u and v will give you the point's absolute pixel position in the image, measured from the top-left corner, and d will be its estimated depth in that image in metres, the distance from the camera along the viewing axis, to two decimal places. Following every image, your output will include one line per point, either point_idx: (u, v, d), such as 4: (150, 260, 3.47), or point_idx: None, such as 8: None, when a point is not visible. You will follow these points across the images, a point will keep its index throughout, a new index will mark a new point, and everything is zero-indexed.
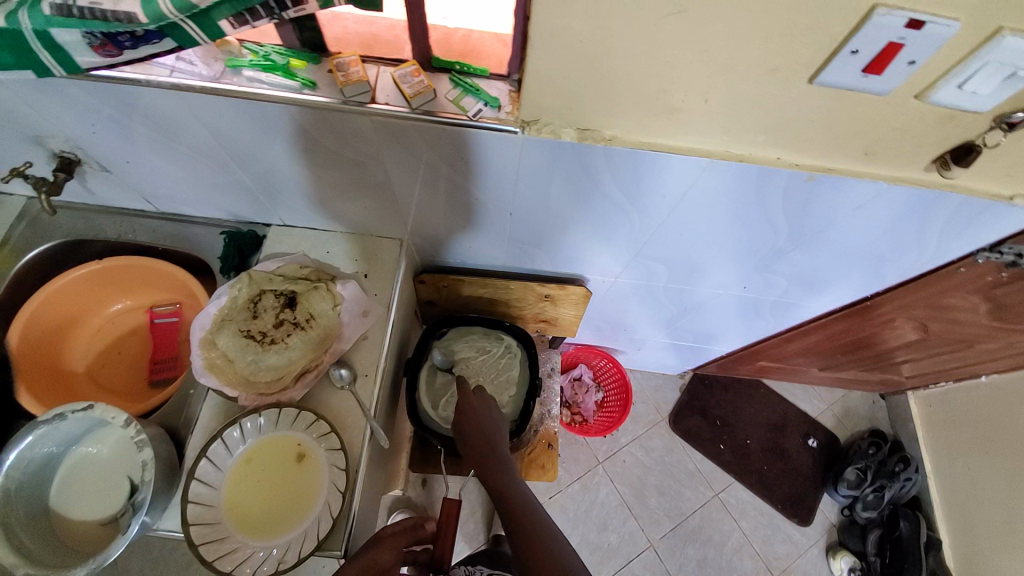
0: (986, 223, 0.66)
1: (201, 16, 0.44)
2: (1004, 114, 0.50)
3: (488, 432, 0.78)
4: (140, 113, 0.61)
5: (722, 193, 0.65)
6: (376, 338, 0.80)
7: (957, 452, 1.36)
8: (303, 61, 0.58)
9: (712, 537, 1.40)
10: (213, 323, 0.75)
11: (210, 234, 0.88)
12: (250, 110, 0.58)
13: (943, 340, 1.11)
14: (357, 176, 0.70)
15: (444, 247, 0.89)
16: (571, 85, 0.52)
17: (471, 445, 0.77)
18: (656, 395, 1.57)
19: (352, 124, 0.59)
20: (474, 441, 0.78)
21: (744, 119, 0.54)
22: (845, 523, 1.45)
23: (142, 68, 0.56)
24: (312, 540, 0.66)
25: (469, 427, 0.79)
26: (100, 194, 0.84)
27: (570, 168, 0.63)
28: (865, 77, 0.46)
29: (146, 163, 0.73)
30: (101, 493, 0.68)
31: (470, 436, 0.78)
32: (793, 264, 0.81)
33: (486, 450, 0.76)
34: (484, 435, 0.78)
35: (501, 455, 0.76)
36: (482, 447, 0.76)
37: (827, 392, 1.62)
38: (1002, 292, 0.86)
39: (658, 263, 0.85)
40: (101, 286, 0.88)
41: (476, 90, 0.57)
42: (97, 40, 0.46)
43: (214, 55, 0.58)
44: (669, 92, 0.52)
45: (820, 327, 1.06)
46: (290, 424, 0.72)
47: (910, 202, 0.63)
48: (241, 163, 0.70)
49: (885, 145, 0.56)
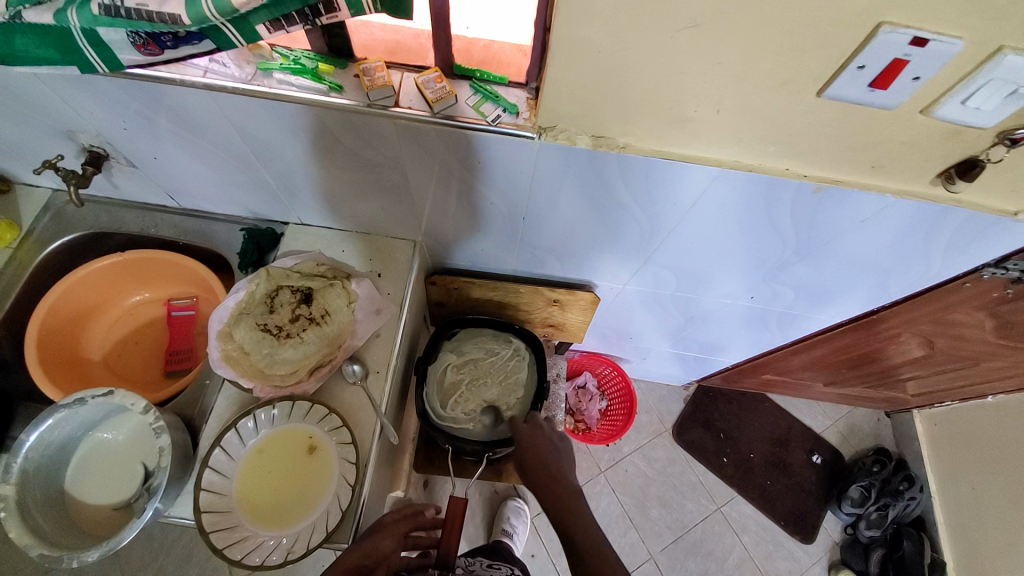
0: (991, 238, 0.67)
1: (241, 20, 0.46)
2: (1007, 131, 0.51)
3: (546, 461, 0.78)
4: (171, 111, 0.64)
5: (732, 202, 0.66)
6: (388, 336, 0.81)
7: (962, 472, 1.34)
8: (331, 66, 0.60)
9: (713, 551, 1.39)
10: (231, 316, 0.77)
11: (228, 230, 0.90)
12: (278, 110, 0.60)
13: (950, 358, 1.11)
14: (377, 177, 0.72)
15: (457, 249, 0.91)
16: (588, 94, 0.54)
17: (532, 475, 0.77)
18: (659, 405, 1.58)
19: (376, 127, 0.61)
20: (533, 469, 0.78)
21: (755, 130, 0.56)
22: (848, 541, 1.43)
23: (177, 67, 0.59)
24: (321, 531, 0.67)
25: (528, 457, 0.80)
26: (124, 188, 0.86)
27: (584, 175, 0.65)
28: (872, 91, 0.48)
29: (172, 159, 0.75)
30: (116, 478, 0.70)
31: (529, 464, 0.79)
32: (800, 276, 0.82)
33: (550, 479, 0.76)
34: (543, 463, 0.78)
35: (554, 488, 0.75)
36: (544, 477, 0.77)
37: (832, 408, 1.61)
38: (1008, 308, 0.87)
39: (667, 270, 0.87)
40: (121, 278, 0.91)
41: (495, 97, 0.59)
42: (141, 39, 0.49)
43: (246, 57, 0.60)
44: (682, 102, 0.54)
45: (825, 340, 1.07)
46: (302, 417, 0.74)
47: (916, 215, 0.64)
48: (264, 162, 0.73)
49: (890, 159, 0.58)
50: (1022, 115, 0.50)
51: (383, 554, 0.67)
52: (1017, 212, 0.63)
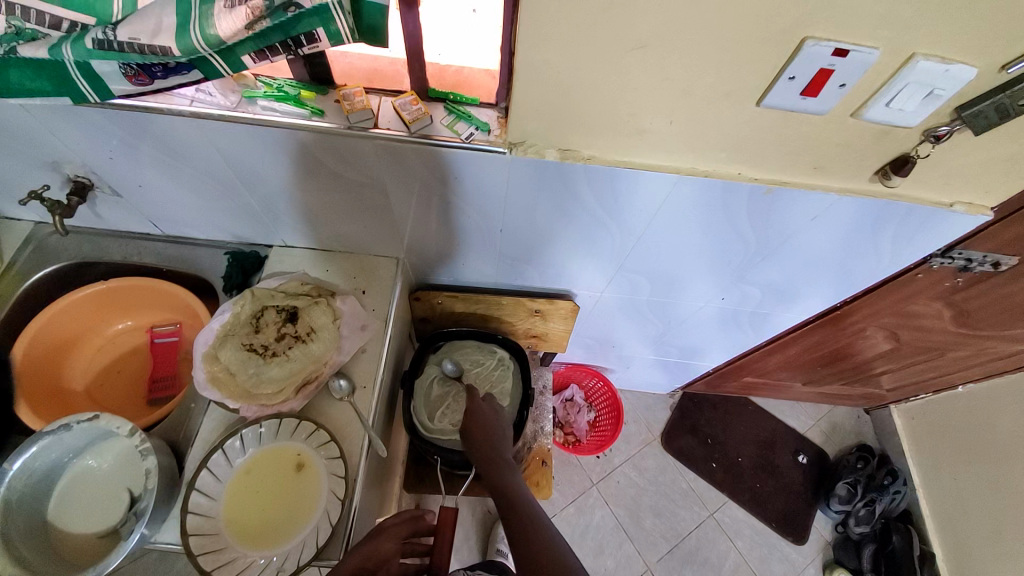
0: (933, 229, 0.73)
1: (227, 52, 0.50)
2: (931, 128, 0.57)
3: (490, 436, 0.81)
4: (157, 139, 0.67)
5: (694, 206, 0.71)
6: (373, 351, 0.83)
7: (942, 461, 1.38)
8: (312, 92, 0.64)
9: (709, 558, 1.40)
10: (216, 338, 0.78)
11: (212, 256, 0.92)
12: (262, 135, 0.64)
13: (915, 349, 1.16)
14: (358, 197, 0.75)
15: (438, 265, 0.94)
16: (553, 110, 0.59)
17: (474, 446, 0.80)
18: (647, 414, 1.60)
19: (357, 148, 0.65)
20: (477, 441, 0.80)
21: (707, 138, 0.61)
22: (840, 540, 1.45)
23: (164, 98, 0.62)
24: (311, 547, 0.67)
25: (474, 429, 0.82)
26: (108, 218, 0.88)
27: (555, 186, 0.69)
28: (805, 98, 0.54)
29: (157, 186, 0.77)
30: (100, 505, 0.69)
31: (474, 437, 0.81)
32: (765, 275, 0.87)
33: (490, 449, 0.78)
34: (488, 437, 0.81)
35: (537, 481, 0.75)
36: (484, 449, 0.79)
37: (813, 408, 1.65)
38: (962, 296, 0.93)
39: (641, 275, 0.91)
40: (104, 307, 0.91)
41: (468, 116, 0.64)
42: (132, 70, 0.52)
43: (231, 87, 0.64)
44: (639, 115, 0.59)
45: (797, 338, 1.12)
46: (290, 434, 0.75)
47: (862, 210, 0.70)
48: (248, 186, 0.75)
49: (831, 160, 0.63)
50: (941, 114, 0.56)
51: (383, 557, 0.68)
52: (953, 203, 0.69)
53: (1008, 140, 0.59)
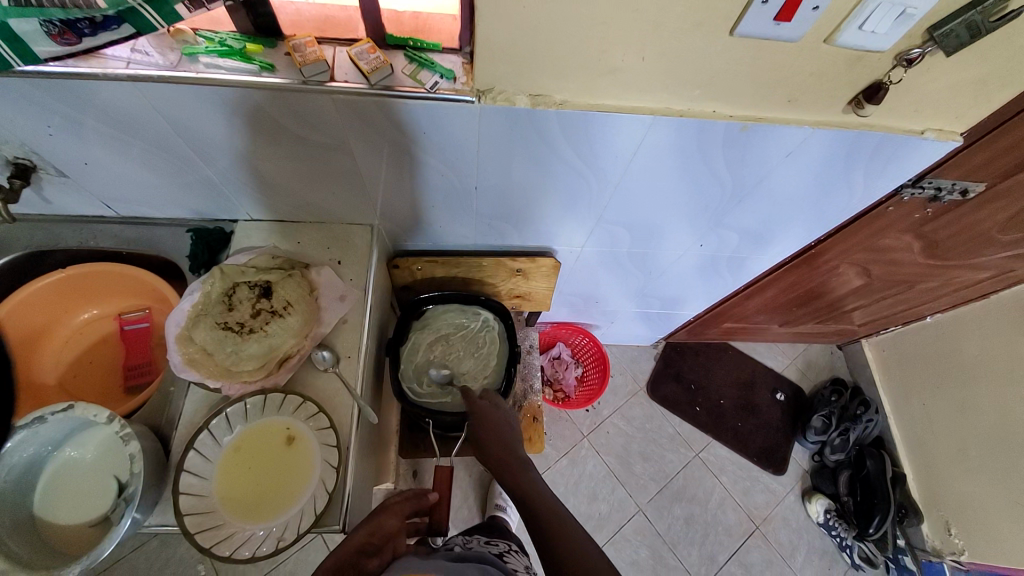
0: (904, 159, 0.73)
1: (158, 0, 0.46)
2: (903, 52, 0.57)
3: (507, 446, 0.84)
4: (96, 109, 0.61)
5: (669, 149, 0.69)
6: (355, 321, 0.82)
7: (913, 392, 1.45)
8: (260, 45, 0.59)
9: (696, 495, 1.46)
10: (189, 319, 0.75)
11: (176, 235, 0.88)
12: (209, 97, 0.59)
13: (886, 283, 1.20)
14: (325, 161, 0.72)
15: (415, 230, 0.92)
16: (519, 52, 0.56)
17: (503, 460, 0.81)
18: (632, 366, 1.64)
19: (315, 105, 0.61)
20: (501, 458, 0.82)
21: (680, 75, 0.59)
22: (817, 468, 1.53)
23: (97, 62, 0.57)
24: (309, 515, 0.67)
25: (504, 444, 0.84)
26: (56, 202, 0.82)
27: (528, 137, 0.66)
28: (778, 25, 0.52)
29: (104, 163, 0.72)
30: (88, 496, 0.68)
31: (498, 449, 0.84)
32: (742, 218, 0.88)
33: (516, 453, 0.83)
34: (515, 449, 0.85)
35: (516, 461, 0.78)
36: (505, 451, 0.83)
37: (790, 348, 1.71)
38: (931, 228, 0.96)
39: (620, 227, 0.90)
40: (64, 296, 0.87)
41: (430, 64, 0.60)
42: (56, 27, 0.48)
43: (169, 44, 0.59)
44: (609, 52, 0.56)
45: (774, 280, 1.14)
46: (277, 409, 0.74)
47: (835, 143, 0.69)
48: (204, 157, 0.71)
49: (804, 91, 0.62)
50: (914, 37, 0.56)
51: (388, 533, 0.71)
52: (924, 130, 0.69)
53: (978, 60, 0.59)
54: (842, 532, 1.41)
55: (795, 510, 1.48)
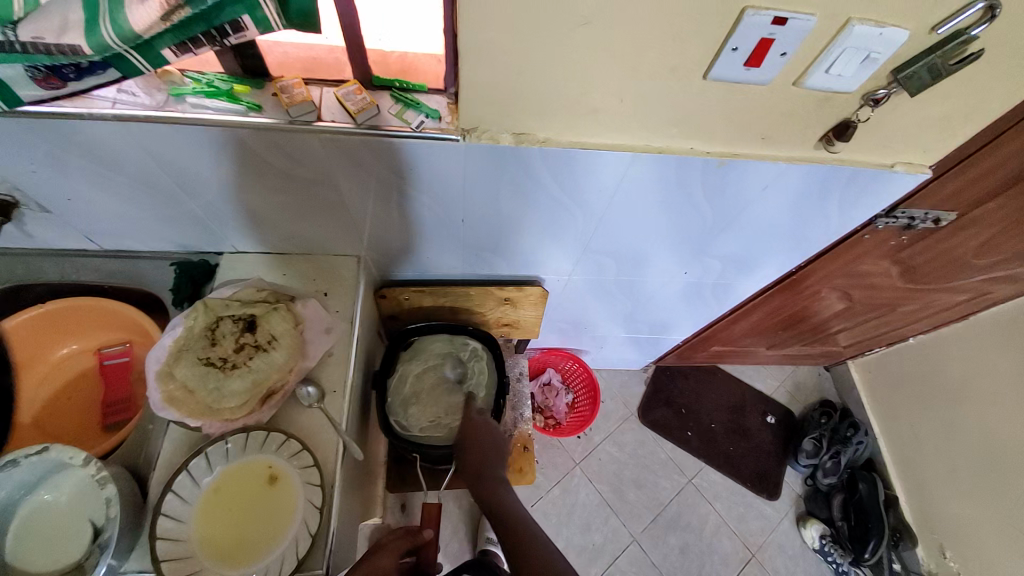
0: (876, 190, 0.76)
1: (144, 46, 0.47)
2: (869, 93, 0.60)
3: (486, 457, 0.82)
4: (81, 148, 0.62)
5: (651, 182, 0.71)
6: (341, 354, 0.81)
7: (900, 413, 1.46)
8: (247, 86, 0.61)
9: (691, 523, 1.44)
10: (169, 355, 0.73)
11: (158, 268, 0.87)
12: (195, 135, 0.60)
13: (868, 307, 1.22)
14: (312, 196, 0.72)
15: (403, 261, 0.92)
16: (501, 94, 0.58)
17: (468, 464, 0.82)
18: (622, 391, 1.63)
19: (301, 143, 0.62)
20: (472, 459, 0.83)
21: (657, 114, 0.61)
22: (810, 492, 1.52)
23: (83, 102, 0.57)
24: (291, 560, 0.65)
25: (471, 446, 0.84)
26: (38, 236, 0.82)
27: (512, 171, 0.68)
28: (748, 69, 0.54)
29: (88, 198, 0.72)
30: (57, 542, 0.64)
31: (468, 455, 0.84)
32: (725, 246, 0.89)
33: (486, 469, 0.81)
34: (483, 454, 0.83)
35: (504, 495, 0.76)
36: (481, 466, 0.81)
37: (777, 370, 1.72)
38: (907, 254, 0.98)
39: (607, 256, 0.91)
40: (43, 330, 0.85)
41: (416, 104, 0.62)
42: (41, 73, 0.49)
43: (156, 85, 0.60)
44: (589, 94, 0.58)
45: (758, 305, 1.16)
46: (259, 447, 0.71)
47: (809, 177, 0.72)
48: (189, 192, 0.71)
49: (777, 130, 0.65)
50: (879, 78, 0.58)
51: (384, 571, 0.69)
52: (894, 163, 0.72)
53: (940, 100, 0.62)
54: (837, 558, 1.40)
55: (790, 537, 1.46)
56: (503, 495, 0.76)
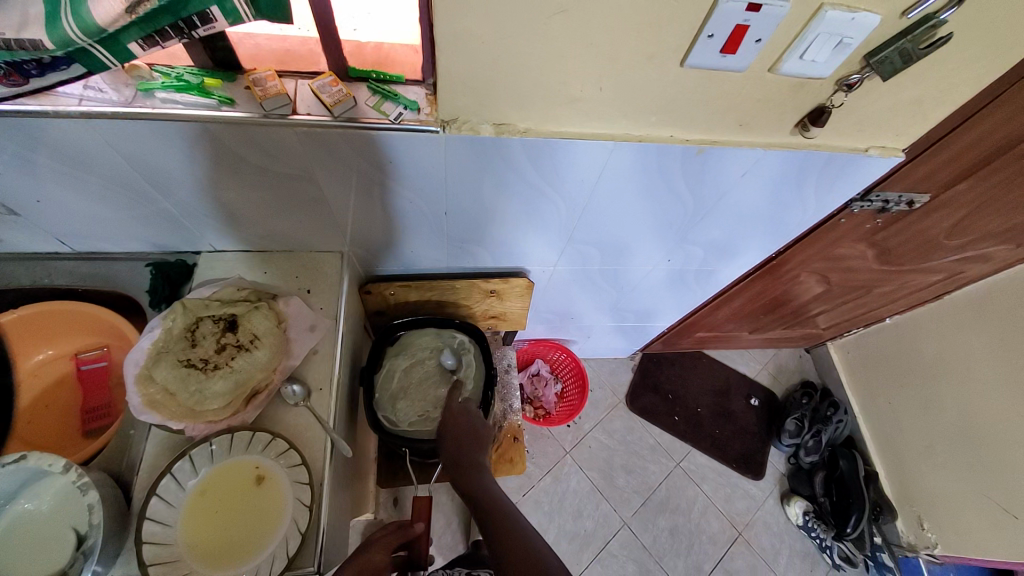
0: (851, 174, 0.78)
1: (110, 40, 0.45)
2: (843, 78, 0.60)
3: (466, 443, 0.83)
4: (46, 146, 0.59)
5: (632, 171, 0.71)
6: (326, 351, 0.81)
7: (878, 391, 1.50)
8: (218, 80, 0.59)
9: (679, 505, 1.47)
10: (149, 357, 0.71)
11: (134, 270, 0.85)
12: (167, 131, 0.58)
13: (846, 289, 1.24)
14: (291, 192, 0.71)
15: (386, 255, 0.91)
16: (479, 85, 0.57)
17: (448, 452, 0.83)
18: (610, 379, 1.65)
19: (277, 137, 0.60)
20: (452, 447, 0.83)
21: (637, 102, 0.61)
22: (793, 470, 1.56)
23: (46, 99, 0.55)
24: (281, 559, 0.65)
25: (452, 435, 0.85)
26: (7, 240, 0.79)
27: (493, 162, 0.67)
28: (724, 56, 0.55)
29: (57, 199, 0.70)
30: (39, 552, 0.62)
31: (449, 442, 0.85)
32: (707, 233, 0.90)
33: (465, 456, 0.81)
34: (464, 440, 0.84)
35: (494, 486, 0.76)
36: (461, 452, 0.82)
37: (760, 353, 1.76)
38: (883, 236, 1.00)
39: (591, 246, 0.92)
40: (17, 338, 0.81)
41: (394, 96, 0.61)
42: (2, 69, 0.47)
43: (124, 80, 0.58)
44: (567, 83, 0.58)
45: (741, 291, 1.18)
46: (245, 448, 0.71)
47: (786, 162, 0.73)
48: (163, 190, 0.69)
49: (754, 116, 0.65)
50: (852, 63, 0.59)
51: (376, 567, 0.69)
52: (868, 147, 0.74)
53: (911, 84, 0.63)
54: (820, 533, 1.44)
55: (775, 514, 1.50)
56: (494, 486, 0.76)
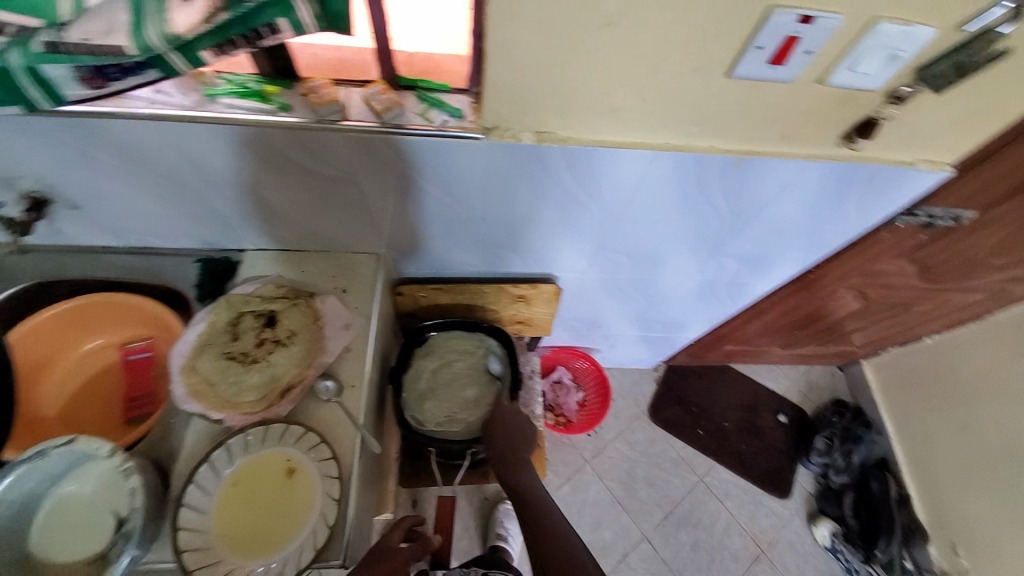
0: (895, 188, 0.76)
1: (185, 48, 0.48)
2: (893, 90, 0.59)
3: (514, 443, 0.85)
4: (113, 145, 0.63)
5: (669, 180, 0.71)
6: (359, 350, 0.82)
7: (915, 414, 1.45)
8: (277, 86, 0.62)
9: (701, 521, 1.44)
10: (193, 350, 0.76)
11: (180, 266, 0.89)
12: (224, 134, 0.61)
13: (883, 306, 1.21)
14: (333, 194, 0.74)
15: (420, 258, 0.93)
16: (524, 93, 0.58)
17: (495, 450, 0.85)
18: (633, 389, 1.63)
19: (324, 141, 0.62)
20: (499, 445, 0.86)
21: (679, 112, 0.62)
22: (821, 490, 1.51)
23: (118, 102, 0.58)
24: (309, 550, 0.67)
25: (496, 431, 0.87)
26: (68, 233, 0.83)
27: (531, 169, 0.68)
28: (772, 68, 0.54)
29: (117, 195, 0.73)
30: (83, 531, 0.66)
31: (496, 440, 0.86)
32: (742, 245, 0.89)
33: (511, 455, 0.85)
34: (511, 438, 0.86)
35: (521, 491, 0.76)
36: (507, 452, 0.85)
37: (790, 369, 1.72)
38: (925, 253, 0.97)
39: (622, 254, 0.92)
40: (74, 325, 0.86)
41: (441, 104, 0.63)
42: (87, 74, 0.49)
43: (190, 85, 0.61)
44: (611, 93, 0.58)
45: (773, 305, 1.16)
46: (279, 439, 0.73)
47: (828, 174, 0.72)
48: (215, 189, 0.72)
49: (797, 128, 0.65)
50: (903, 75, 0.58)
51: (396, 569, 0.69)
52: (915, 161, 0.72)
53: (963, 98, 0.62)
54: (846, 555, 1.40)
55: (801, 535, 1.46)
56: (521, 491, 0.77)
